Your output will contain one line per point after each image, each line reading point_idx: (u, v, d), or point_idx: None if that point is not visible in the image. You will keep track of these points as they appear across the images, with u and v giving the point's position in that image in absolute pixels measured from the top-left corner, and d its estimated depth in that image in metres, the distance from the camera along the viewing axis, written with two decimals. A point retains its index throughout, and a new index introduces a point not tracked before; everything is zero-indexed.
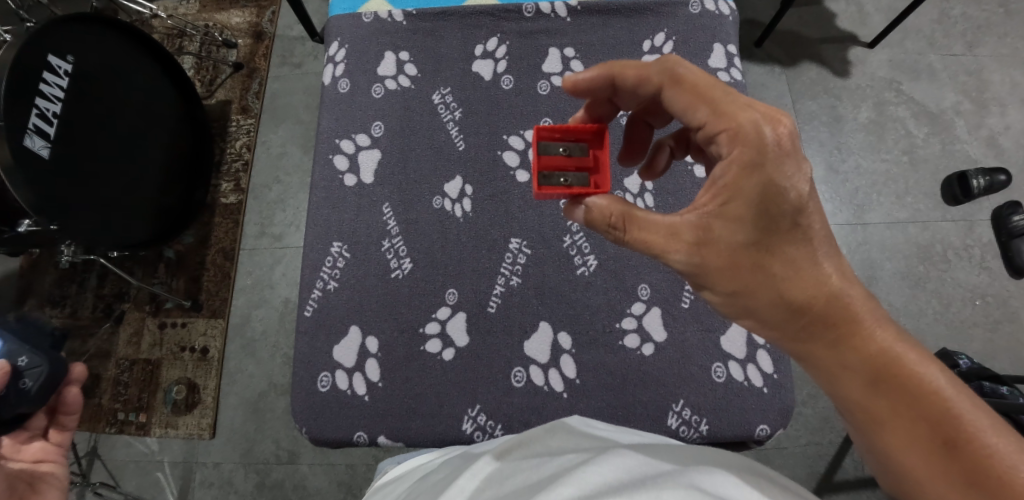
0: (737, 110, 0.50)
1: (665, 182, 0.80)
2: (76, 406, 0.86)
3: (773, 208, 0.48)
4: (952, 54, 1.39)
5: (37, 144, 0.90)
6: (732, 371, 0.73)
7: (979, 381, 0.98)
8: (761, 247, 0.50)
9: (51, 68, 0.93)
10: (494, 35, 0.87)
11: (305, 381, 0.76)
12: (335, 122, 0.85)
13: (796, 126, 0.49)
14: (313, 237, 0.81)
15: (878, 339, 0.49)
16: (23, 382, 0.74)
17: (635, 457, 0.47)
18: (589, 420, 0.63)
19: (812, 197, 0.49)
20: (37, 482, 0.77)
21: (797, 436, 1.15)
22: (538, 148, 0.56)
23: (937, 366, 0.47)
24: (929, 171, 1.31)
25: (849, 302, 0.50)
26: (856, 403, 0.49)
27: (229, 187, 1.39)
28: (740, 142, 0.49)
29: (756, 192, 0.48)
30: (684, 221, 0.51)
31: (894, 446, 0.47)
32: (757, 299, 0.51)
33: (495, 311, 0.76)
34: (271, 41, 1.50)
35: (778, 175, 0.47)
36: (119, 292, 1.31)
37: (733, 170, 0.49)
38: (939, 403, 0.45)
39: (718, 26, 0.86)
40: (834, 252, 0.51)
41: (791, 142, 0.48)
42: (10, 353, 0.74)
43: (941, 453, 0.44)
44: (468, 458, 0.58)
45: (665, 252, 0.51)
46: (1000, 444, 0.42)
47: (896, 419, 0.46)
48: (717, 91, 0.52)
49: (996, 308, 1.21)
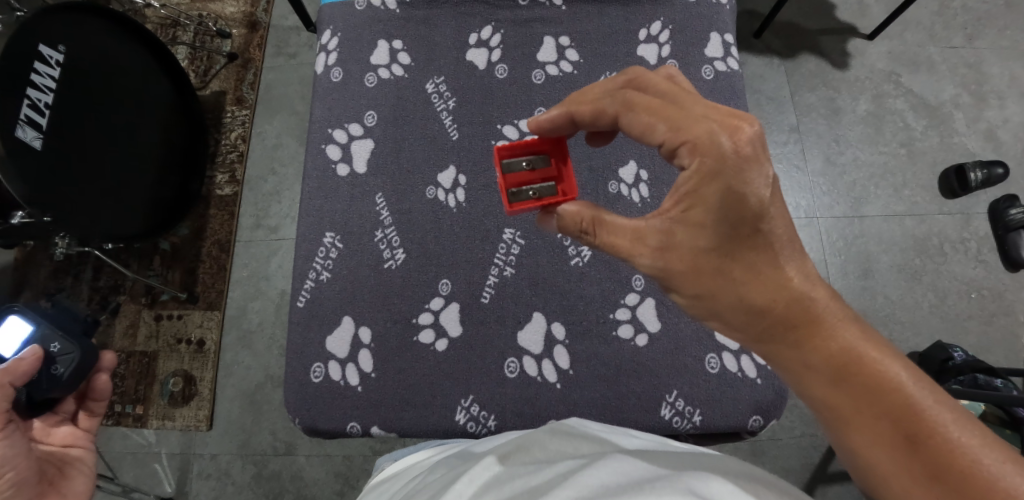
0: (692, 123, 0.46)
1: (661, 171, 0.80)
2: (105, 393, 0.85)
3: (733, 213, 0.46)
4: (952, 46, 1.38)
5: (29, 135, 0.90)
6: (725, 362, 0.73)
7: (974, 374, 1.00)
8: (722, 252, 0.48)
9: (42, 58, 0.93)
10: (489, 24, 0.86)
11: (299, 372, 0.76)
12: (328, 112, 0.85)
13: (760, 131, 0.45)
14: (306, 228, 0.80)
15: (842, 339, 0.46)
16: (55, 368, 0.75)
17: (630, 462, 0.47)
18: (584, 420, 0.63)
19: (777, 199, 0.46)
20: (66, 467, 0.78)
21: (792, 427, 1.15)
22: (502, 168, 0.57)
23: (901, 361, 0.44)
24: (927, 164, 1.31)
25: (811, 304, 0.48)
26: (822, 403, 0.47)
27: (224, 178, 1.38)
28: (700, 154, 0.45)
29: (716, 198, 0.46)
30: (648, 226, 0.51)
31: (858, 443, 0.44)
32: (720, 302, 0.51)
33: (489, 301, 0.76)
34: (266, 30, 1.49)
35: (738, 181, 0.45)
36: (115, 284, 1.31)
37: (694, 179, 0.46)
38: (900, 398, 0.43)
39: (715, 15, 0.85)
40: (799, 253, 0.49)
41: (751, 149, 0.44)
42: (44, 338, 0.76)
43: (904, 451, 0.41)
44: (467, 459, 0.58)
45: (632, 256, 0.52)
46: (963, 437, 0.40)
47: (859, 416, 0.44)
48: (671, 107, 0.48)
49: (991, 301, 1.22)
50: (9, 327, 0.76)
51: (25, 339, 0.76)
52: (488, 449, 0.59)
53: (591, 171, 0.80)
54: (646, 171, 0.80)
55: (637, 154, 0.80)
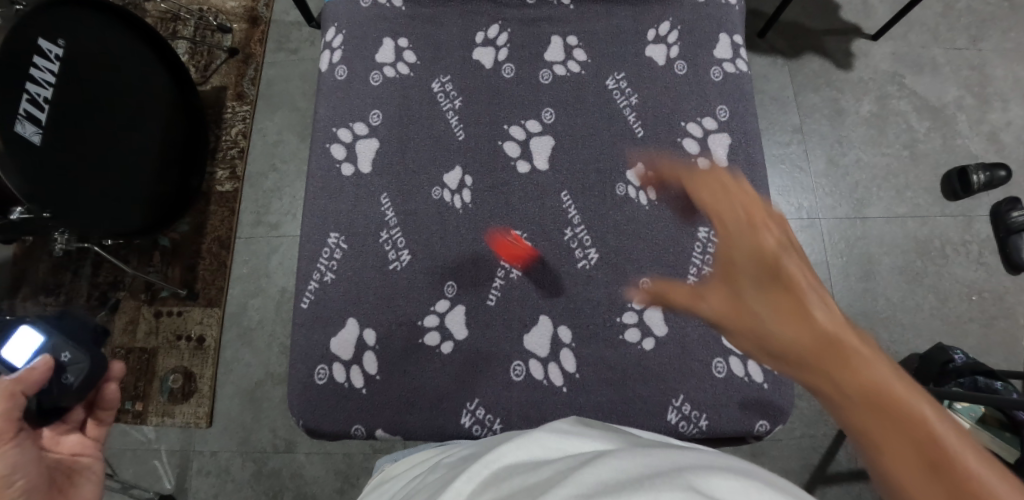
0: (727, 206, 0.62)
1: (668, 172, 0.79)
2: (114, 402, 0.83)
3: (767, 270, 0.55)
4: (956, 48, 1.38)
5: (28, 130, 0.89)
6: (732, 366, 0.72)
7: (975, 376, 1.01)
8: (755, 303, 0.55)
9: (42, 52, 0.91)
10: (496, 22, 0.86)
11: (303, 373, 0.75)
12: (333, 110, 0.84)
13: (786, 227, 0.58)
14: (311, 227, 0.80)
15: (873, 370, 0.43)
16: (64, 377, 0.70)
17: (629, 458, 0.46)
18: (584, 419, 0.62)
19: (790, 259, 0.55)
20: (74, 475, 0.78)
21: (793, 428, 1.15)
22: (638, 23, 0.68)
23: (927, 402, 0.40)
24: (929, 166, 1.30)
25: (844, 343, 0.47)
26: (855, 439, 0.43)
27: (224, 174, 1.37)
28: (729, 228, 0.60)
29: (748, 262, 0.56)
30: (704, 291, 0.61)
31: (884, 474, 0.38)
32: (763, 348, 0.54)
33: (495, 304, 0.75)
34: (267, 26, 1.48)
35: (758, 244, 0.57)
36: (114, 280, 1.30)
37: (727, 249, 0.59)
38: (919, 425, 0.38)
39: (724, 16, 0.84)
40: (830, 306, 0.51)
41: (773, 231, 0.57)
42: (54, 348, 0.70)
43: (920, 472, 0.36)
44: (466, 458, 0.57)
45: (697, 309, 0.61)
46: (981, 467, 0.34)
47: (881, 444, 0.39)
48: (719, 194, 0.63)
49: (992, 303, 1.21)
50: (19, 332, 0.70)
51: (36, 348, 0.70)
52: (487, 447, 0.58)
53: (598, 173, 0.79)
54: (653, 173, 0.79)
55: (645, 156, 0.80)
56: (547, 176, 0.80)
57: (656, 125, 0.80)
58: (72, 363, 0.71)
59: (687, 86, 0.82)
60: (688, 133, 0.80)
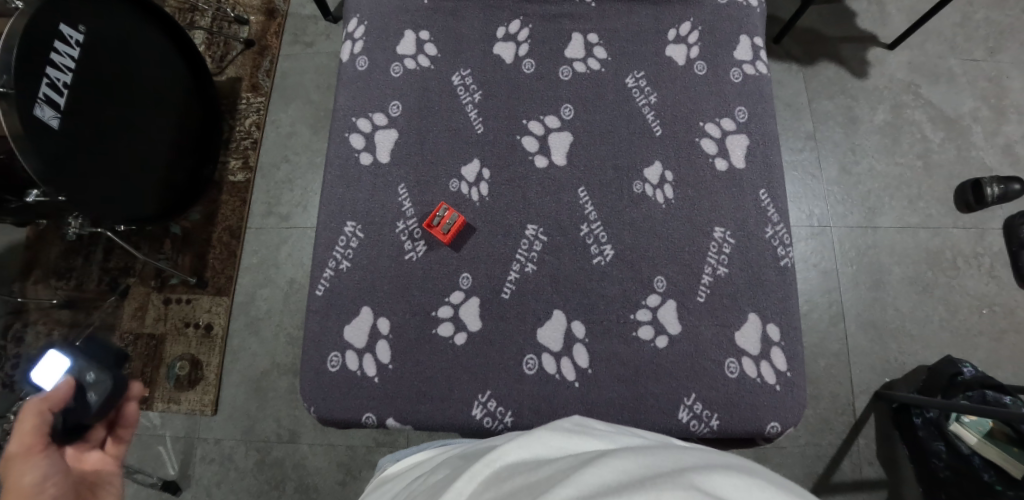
0: None
1: (684, 172, 0.79)
2: (133, 419, 0.84)
3: None
4: (973, 59, 1.37)
5: (47, 114, 0.90)
6: (745, 367, 0.72)
7: (983, 390, 1.01)
8: None
9: (62, 37, 0.92)
10: (517, 18, 0.86)
11: (315, 361, 0.76)
12: (353, 101, 0.84)
13: None
14: (327, 216, 0.80)
15: None
16: (87, 397, 0.71)
17: (631, 459, 0.46)
18: (586, 419, 0.62)
19: None
20: (97, 490, 0.78)
21: (798, 436, 1.15)
22: None
23: None
24: (943, 177, 1.29)
25: None
26: None
27: (236, 165, 1.38)
28: None
29: None
30: None
31: None
32: None
33: (509, 297, 0.76)
34: (284, 19, 1.49)
35: None
36: (124, 266, 1.31)
37: None
38: None
39: (744, 18, 0.84)
40: None
41: None
42: (78, 370, 0.72)
43: None
44: (467, 458, 0.57)
45: None
46: None
47: None
48: None
49: (1003, 317, 1.20)
50: (48, 353, 0.73)
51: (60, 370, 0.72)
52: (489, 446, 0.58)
53: (615, 170, 0.79)
54: (671, 172, 0.79)
55: (662, 155, 0.79)
56: (563, 172, 0.80)
57: (673, 124, 0.80)
58: (96, 382, 0.72)
59: (705, 86, 0.82)
60: (706, 134, 0.80)
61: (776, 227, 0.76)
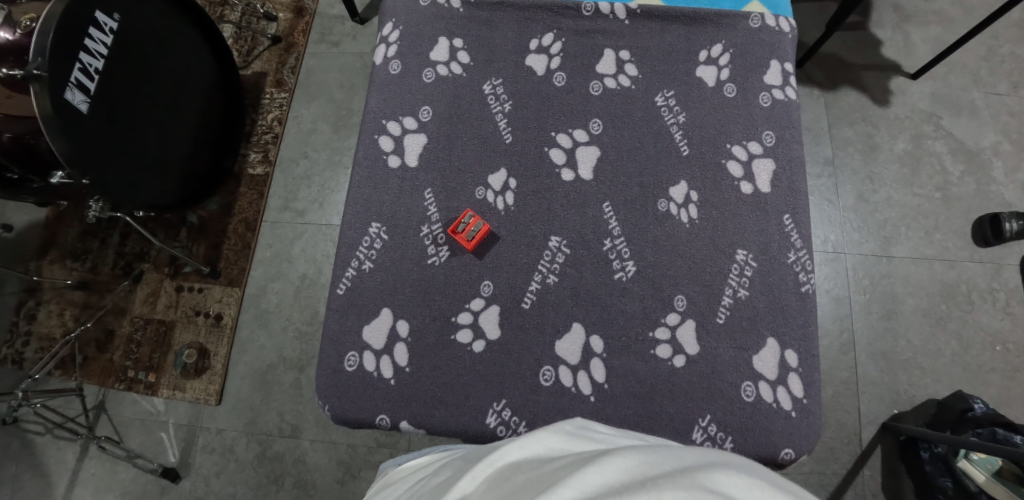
0: None
1: (710, 192, 0.79)
2: None
3: None
4: (996, 93, 1.36)
5: (77, 98, 0.91)
6: (762, 391, 0.72)
7: (993, 428, 1.00)
8: None
9: (97, 24, 0.94)
10: (551, 31, 0.87)
11: (332, 359, 0.76)
12: (382, 103, 0.85)
13: None
14: (352, 216, 0.81)
15: None
16: None
17: (633, 457, 0.46)
18: (590, 423, 0.62)
19: None
20: None
21: (802, 463, 1.14)
22: None
23: None
24: (962, 210, 1.28)
25: None
26: None
27: (256, 158, 1.39)
28: None
29: None
30: None
31: None
32: None
33: (529, 308, 0.76)
34: (311, 17, 1.50)
35: None
36: (139, 252, 1.32)
37: None
38: None
39: (776, 43, 0.84)
40: None
41: None
42: None
43: None
44: (470, 459, 0.57)
45: None
46: None
47: None
48: None
49: (1016, 355, 1.19)
50: None
51: None
52: (491, 447, 0.58)
53: (640, 187, 0.80)
54: (696, 192, 0.79)
55: (687, 174, 0.80)
56: (589, 186, 0.80)
57: (700, 144, 0.81)
58: None
59: (734, 109, 0.82)
60: (733, 156, 0.80)
61: (799, 253, 0.76)
